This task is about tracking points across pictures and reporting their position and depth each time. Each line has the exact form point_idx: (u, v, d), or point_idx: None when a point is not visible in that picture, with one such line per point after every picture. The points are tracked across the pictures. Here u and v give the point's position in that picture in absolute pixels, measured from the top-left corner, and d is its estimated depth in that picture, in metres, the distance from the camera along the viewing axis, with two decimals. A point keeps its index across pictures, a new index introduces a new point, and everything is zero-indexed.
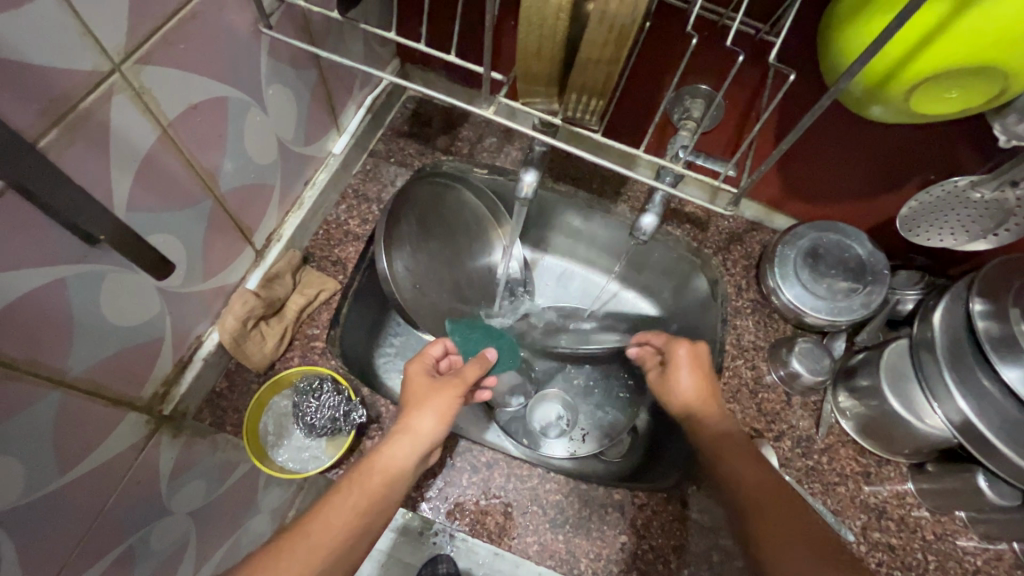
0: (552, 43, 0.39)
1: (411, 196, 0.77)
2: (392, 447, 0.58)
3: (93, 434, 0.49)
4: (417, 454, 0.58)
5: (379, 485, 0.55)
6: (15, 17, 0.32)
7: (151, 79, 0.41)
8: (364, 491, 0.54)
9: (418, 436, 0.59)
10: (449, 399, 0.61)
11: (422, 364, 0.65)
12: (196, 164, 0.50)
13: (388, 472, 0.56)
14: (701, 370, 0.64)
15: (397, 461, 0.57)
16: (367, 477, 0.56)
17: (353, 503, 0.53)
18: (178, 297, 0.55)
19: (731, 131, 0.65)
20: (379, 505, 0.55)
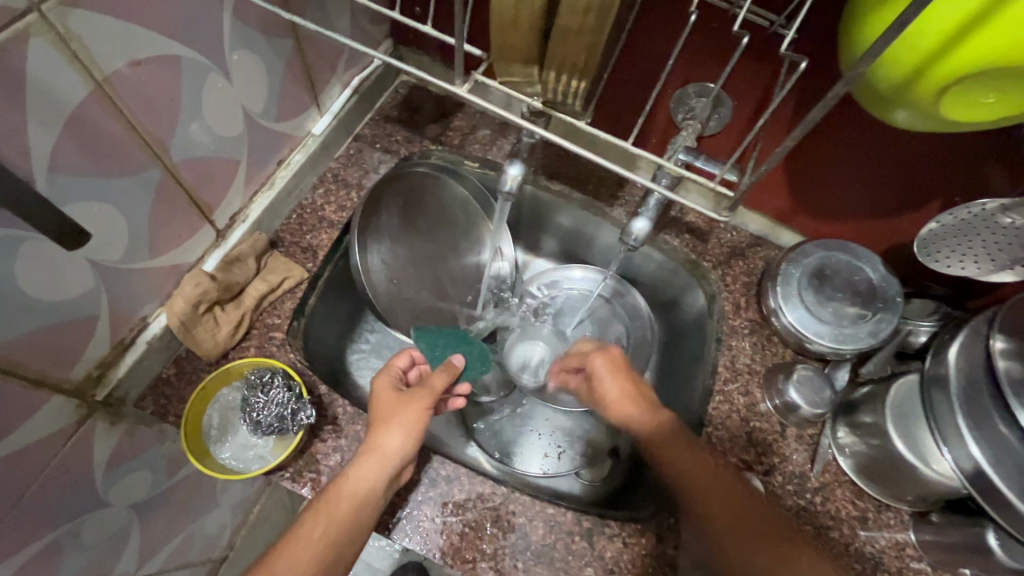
0: (531, 8, 0.34)
1: (395, 184, 0.73)
2: (357, 469, 0.52)
3: (6, 418, 0.44)
4: (388, 473, 0.53)
5: (347, 513, 0.51)
6: None
7: (81, 25, 0.37)
8: (331, 521, 0.50)
9: (386, 456, 0.53)
10: (419, 412, 0.56)
11: (387, 378, 0.60)
12: (140, 128, 0.45)
13: (356, 498, 0.51)
14: (623, 371, 0.64)
15: (364, 485, 0.51)
16: (334, 504, 0.51)
17: (320, 534, 0.50)
18: (119, 273, 0.50)
19: (738, 135, 0.59)
20: (348, 535, 0.51)
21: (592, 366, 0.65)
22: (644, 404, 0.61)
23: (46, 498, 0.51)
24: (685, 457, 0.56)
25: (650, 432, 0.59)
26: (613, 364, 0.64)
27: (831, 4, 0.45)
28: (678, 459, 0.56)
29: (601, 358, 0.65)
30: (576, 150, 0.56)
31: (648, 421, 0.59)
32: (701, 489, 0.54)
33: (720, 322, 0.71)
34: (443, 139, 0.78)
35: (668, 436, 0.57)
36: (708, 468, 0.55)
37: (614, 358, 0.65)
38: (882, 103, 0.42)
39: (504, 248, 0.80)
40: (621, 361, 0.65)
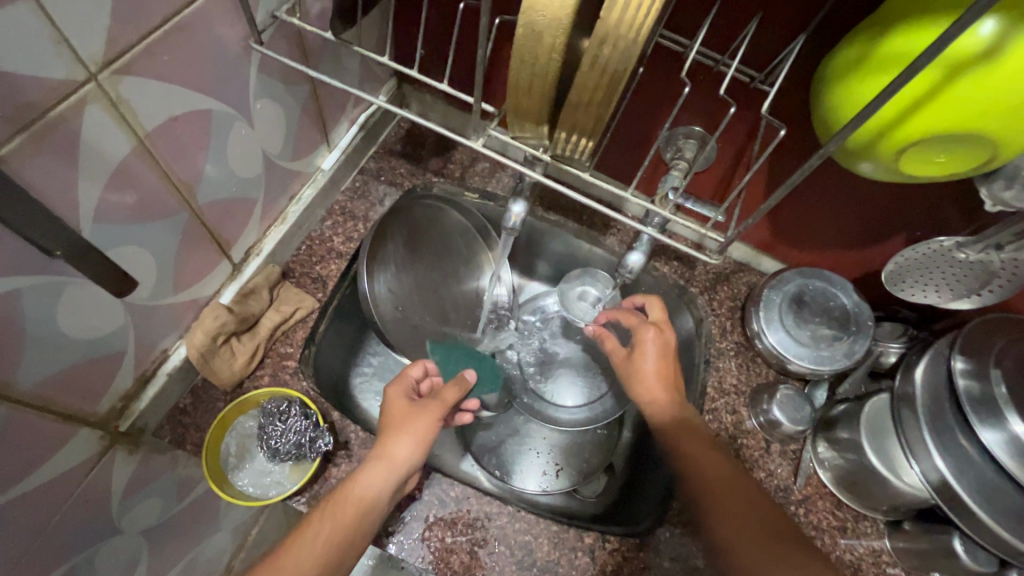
0: (545, 80, 0.39)
1: (402, 216, 0.76)
2: (366, 475, 0.54)
3: (38, 453, 0.46)
4: (397, 478, 0.56)
5: (353, 517, 0.52)
6: None
7: (129, 90, 0.40)
8: (337, 525, 0.50)
9: (396, 462, 0.56)
10: (430, 423, 0.58)
11: (403, 385, 0.62)
12: (172, 176, 0.48)
13: (362, 504, 0.53)
14: (668, 356, 0.67)
15: (372, 491, 0.54)
16: (341, 508, 0.52)
17: (325, 537, 0.49)
18: (145, 310, 0.52)
19: (721, 178, 0.65)
20: (352, 542, 0.51)
21: (644, 339, 0.67)
22: (675, 389, 0.65)
23: None
24: (703, 445, 0.59)
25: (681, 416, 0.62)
26: (664, 343, 0.67)
27: (803, 69, 0.51)
28: (698, 443, 0.59)
29: (659, 334, 0.68)
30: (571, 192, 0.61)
31: (677, 401, 0.64)
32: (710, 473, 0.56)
33: (708, 344, 0.76)
34: (445, 171, 0.84)
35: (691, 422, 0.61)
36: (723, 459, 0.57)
37: (665, 342, 0.67)
38: (850, 158, 0.47)
39: (502, 274, 0.85)
40: (670, 348, 0.67)
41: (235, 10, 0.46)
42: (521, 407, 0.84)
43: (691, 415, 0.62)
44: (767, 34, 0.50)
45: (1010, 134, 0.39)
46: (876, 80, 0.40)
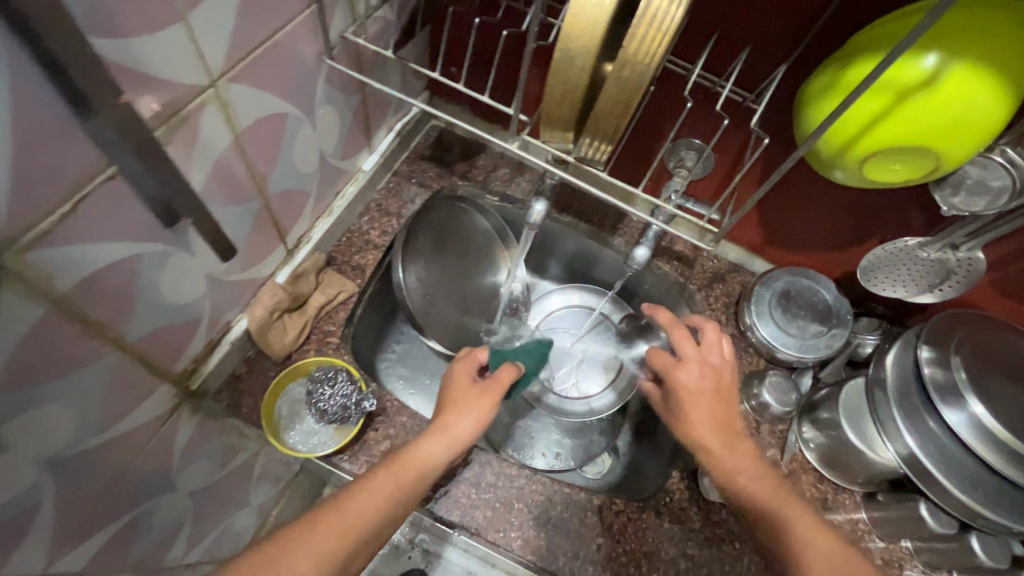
0: (574, 94, 0.48)
1: (432, 214, 0.85)
2: (429, 444, 0.61)
3: (130, 400, 0.54)
4: (452, 448, 0.62)
5: (411, 479, 0.58)
6: (157, 38, 0.39)
7: (235, 94, 0.49)
8: (398, 483, 0.57)
9: (454, 435, 0.63)
10: (488, 403, 0.66)
11: (467, 369, 0.70)
12: (253, 168, 0.57)
13: (420, 468, 0.59)
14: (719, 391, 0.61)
15: (431, 459, 0.60)
16: (401, 468, 0.58)
17: (385, 491, 0.56)
18: (220, 282, 0.61)
19: (718, 184, 0.74)
20: (407, 498, 0.57)
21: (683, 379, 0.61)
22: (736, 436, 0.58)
23: (142, 474, 0.60)
24: (785, 504, 0.53)
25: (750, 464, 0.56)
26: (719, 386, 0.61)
27: (786, 93, 0.60)
28: (776, 502, 0.53)
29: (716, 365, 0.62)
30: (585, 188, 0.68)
31: (741, 453, 0.57)
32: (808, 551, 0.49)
33: None
34: (468, 176, 0.93)
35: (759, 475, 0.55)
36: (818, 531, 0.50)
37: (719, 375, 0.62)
38: (825, 167, 0.56)
39: (517, 271, 0.95)
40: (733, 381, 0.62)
41: (314, 31, 0.55)
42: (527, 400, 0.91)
43: (777, 488, 0.54)
44: (757, 61, 0.59)
45: (949, 146, 0.48)
46: (836, 101, 0.49)
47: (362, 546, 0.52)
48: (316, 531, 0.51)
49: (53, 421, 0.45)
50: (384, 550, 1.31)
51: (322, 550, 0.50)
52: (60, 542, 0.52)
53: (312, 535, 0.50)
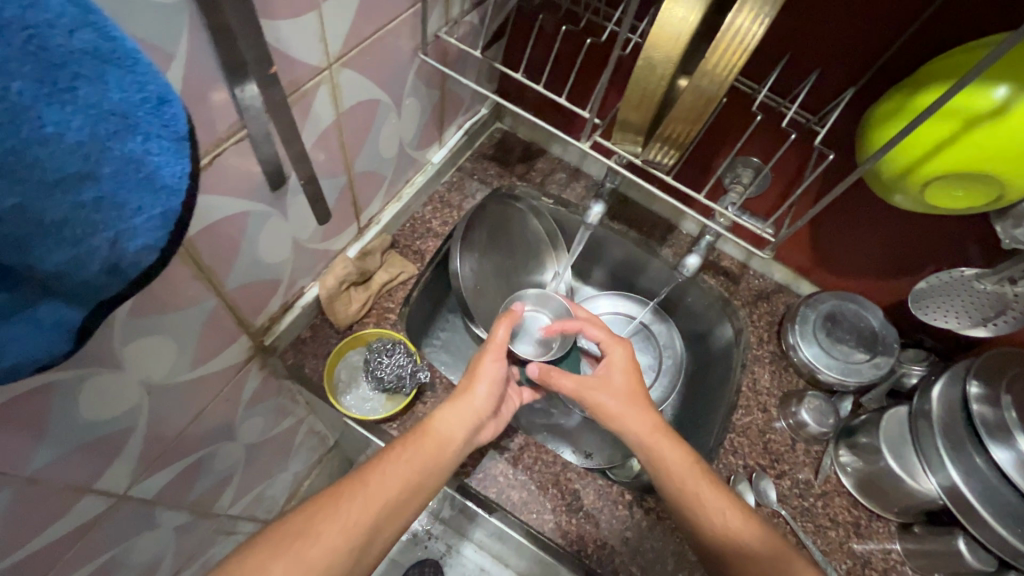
0: (651, 100, 0.52)
1: (489, 210, 0.90)
2: (445, 414, 0.63)
3: (216, 344, 0.59)
4: (471, 419, 0.64)
5: (432, 449, 0.60)
6: (298, 22, 0.45)
7: (343, 78, 0.54)
8: (417, 454, 0.60)
9: (472, 407, 0.65)
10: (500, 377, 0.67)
11: (497, 351, 0.68)
12: (346, 147, 0.62)
13: (439, 439, 0.61)
14: (636, 380, 0.68)
15: (447, 429, 0.62)
16: (420, 439, 0.61)
17: (407, 460, 0.59)
18: (303, 249, 0.66)
19: (774, 200, 0.76)
20: (429, 470, 0.60)
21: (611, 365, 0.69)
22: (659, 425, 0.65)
23: (212, 416, 0.66)
24: (704, 486, 0.60)
25: (673, 452, 0.62)
26: (631, 376, 0.68)
27: (851, 116, 0.63)
28: (690, 483, 0.60)
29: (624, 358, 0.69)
30: (643, 185, 0.70)
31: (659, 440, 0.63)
32: (729, 534, 0.58)
33: (745, 351, 0.87)
34: (527, 177, 0.97)
35: (687, 462, 0.62)
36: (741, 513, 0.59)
37: (635, 366, 0.69)
38: (885, 190, 0.58)
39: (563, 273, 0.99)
40: (631, 360, 0.69)
41: (413, 29, 0.61)
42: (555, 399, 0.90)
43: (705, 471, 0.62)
44: (826, 84, 0.62)
45: (1014, 176, 0.50)
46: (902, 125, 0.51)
47: (389, 514, 0.56)
48: (343, 502, 0.55)
49: (159, 351, 0.51)
50: (404, 538, 1.33)
51: (348, 520, 0.54)
52: (142, 466, 0.58)
53: (339, 507, 0.54)
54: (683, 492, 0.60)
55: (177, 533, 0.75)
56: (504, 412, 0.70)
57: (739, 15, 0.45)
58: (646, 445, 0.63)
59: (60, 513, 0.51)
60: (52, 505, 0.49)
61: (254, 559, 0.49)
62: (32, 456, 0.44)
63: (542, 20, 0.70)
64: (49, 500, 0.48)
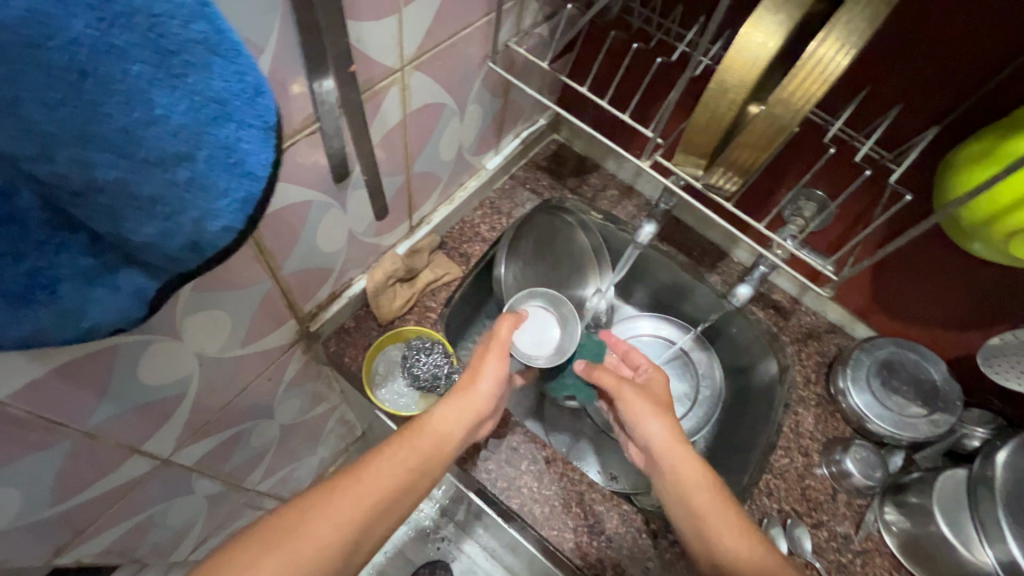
0: (720, 123, 0.51)
1: (538, 220, 0.91)
2: (442, 410, 0.61)
3: (266, 324, 0.62)
4: (469, 416, 0.62)
5: (429, 446, 0.59)
6: (380, 25, 0.46)
7: (415, 80, 0.56)
8: (413, 449, 0.58)
9: (473, 404, 0.63)
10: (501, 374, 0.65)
11: (499, 348, 0.65)
12: (409, 147, 0.64)
13: (436, 436, 0.60)
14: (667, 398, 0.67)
15: (444, 426, 0.61)
16: (418, 435, 0.59)
17: (402, 459, 0.57)
18: (357, 242, 0.68)
19: (836, 236, 0.73)
20: (423, 469, 0.58)
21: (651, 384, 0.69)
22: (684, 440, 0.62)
23: (253, 392, 0.68)
24: (722, 507, 0.57)
25: (694, 463, 0.60)
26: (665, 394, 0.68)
27: (932, 157, 0.59)
28: (707, 504, 0.57)
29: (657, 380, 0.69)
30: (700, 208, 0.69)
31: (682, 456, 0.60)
32: (747, 563, 0.53)
33: (790, 391, 0.83)
34: (579, 190, 0.97)
35: (705, 481, 0.59)
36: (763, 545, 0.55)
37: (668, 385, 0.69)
38: (963, 236, 0.55)
39: (605, 289, 0.97)
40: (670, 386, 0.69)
41: (485, 37, 0.62)
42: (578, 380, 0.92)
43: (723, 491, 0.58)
44: (906, 121, 0.59)
45: None
46: (995, 170, 0.48)
47: (383, 512, 0.54)
48: (336, 494, 0.53)
49: (216, 325, 0.53)
50: (413, 533, 1.34)
51: (338, 515, 0.52)
52: (187, 433, 0.61)
53: (331, 499, 0.53)
54: (699, 510, 0.57)
55: (208, 502, 0.78)
56: (501, 409, 0.69)
57: (822, 44, 0.43)
58: (669, 457, 0.61)
59: (110, 468, 0.54)
60: (104, 460, 0.52)
61: (238, 557, 0.48)
62: (94, 411, 0.46)
63: (613, 36, 0.70)
64: (104, 455, 0.51)
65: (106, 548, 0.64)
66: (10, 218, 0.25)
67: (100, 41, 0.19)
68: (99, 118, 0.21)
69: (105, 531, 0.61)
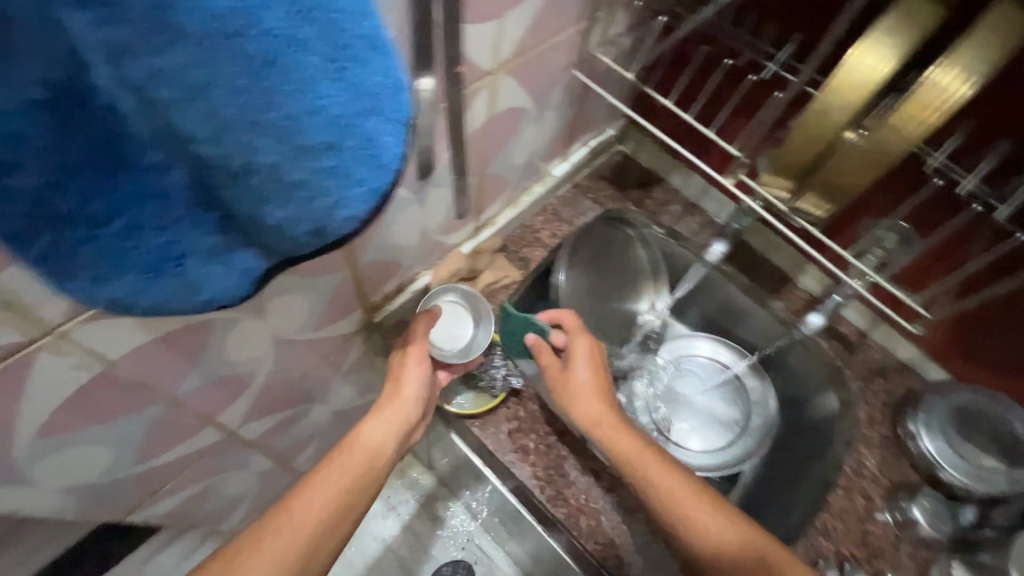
0: (818, 147, 0.49)
1: (597, 231, 0.88)
2: (370, 423, 0.61)
3: (337, 311, 0.64)
4: (398, 423, 0.62)
5: (360, 463, 0.58)
6: (484, 28, 0.47)
7: (504, 84, 0.57)
8: (343, 468, 0.57)
9: (401, 411, 0.63)
10: (419, 374, 0.64)
11: (419, 351, 0.64)
12: (488, 150, 0.65)
13: (367, 451, 0.59)
14: (597, 364, 0.65)
15: (374, 438, 0.60)
16: (348, 454, 0.58)
17: (334, 480, 0.56)
18: (427, 238, 0.69)
19: (919, 269, 0.70)
20: (359, 484, 0.57)
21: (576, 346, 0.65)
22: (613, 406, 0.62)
23: (316, 375, 0.70)
24: (658, 466, 0.57)
25: (624, 433, 0.59)
26: (592, 357, 0.64)
27: None
28: (644, 467, 0.57)
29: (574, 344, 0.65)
30: (783, 228, 0.64)
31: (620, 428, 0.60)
32: (714, 541, 0.53)
33: (853, 429, 0.79)
34: (640, 204, 0.97)
35: (633, 440, 0.59)
36: (726, 516, 0.54)
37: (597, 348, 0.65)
38: None
39: (659, 305, 0.95)
40: (594, 347, 0.65)
41: (572, 45, 0.62)
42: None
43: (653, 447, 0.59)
44: (1022, 157, 0.55)
45: None
46: None
47: (324, 537, 0.53)
48: (268, 534, 0.51)
49: (296, 309, 0.55)
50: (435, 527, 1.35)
51: (275, 553, 0.50)
52: (255, 410, 0.64)
53: (265, 538, 0.51)
54: (640, 475, 0.57)
55: (261, 477, 0.81)
56: (430, 410, 0.69)
57: (942, 72, 0.42)
58: (599, 430, 0.60)
59: (187, 437, 0.56)
60: (185, 428, 0.54)
61: None
62: (184, 380, 0.49)
63: (706, 53, 0.68)
64: (185, 424, 0.54)
65: (168, 511, 0.67)
66: (162, 191, 0.28)
67: (285, 33, 0.20)
68: (270, 105, 0.22)
69: (173, 494, 0.64)
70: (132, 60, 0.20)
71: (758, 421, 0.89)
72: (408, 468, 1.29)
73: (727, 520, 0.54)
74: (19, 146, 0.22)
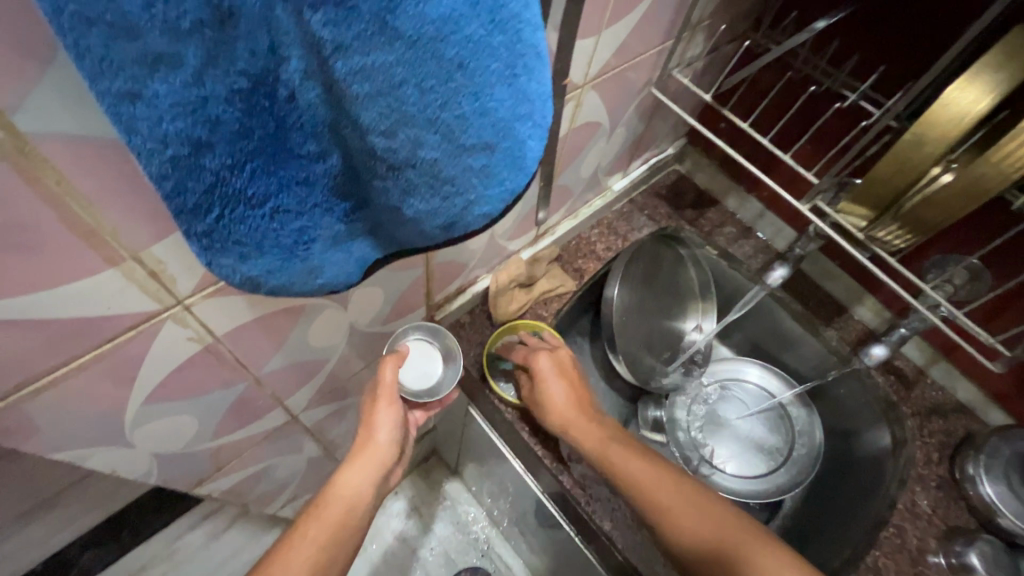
0: (906, 177, 0.50)
1: (652, 247, 0.87)
2: (348, 471, 0.58)
3: (404, 307, 0.65)
4: (375, 470, 0.58)
5: (339, 513, 0.55)
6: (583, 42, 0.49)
7: (588, 97, 0.58)
8: (323, 518, 0.54)
9: (377, 457, 0.59)
10: (393, 417, 0.59)
11: (387, 394, 0.59)
12: (561, 161, 0.67)
13: (345, 500, 0.56)
14: (568, 372, 0.69)
15: (351, 486, 0.57)
16: (325, 506, 0.56)
17: (313, 537, 0.53)
18: (492, 242, 0.71)
19: (991, 307, 0.69)
20: (340, 536, 0.54)
21: (541, 365, 0.69)
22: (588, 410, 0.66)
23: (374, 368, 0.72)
24: (635, 463, 0.59)
25: (596, 433, 0.63)
26: (557, 362, 0.69)
27: None
28: (624, 467, 0.59)
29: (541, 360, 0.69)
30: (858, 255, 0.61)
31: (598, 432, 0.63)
32: (702, 541, 0.52)
33: (907, 468, 0.77)
34: (695, 224, 0.96)
35: (606, 438, 0.62)
36: (706, 512, 0.54)
37: (566, 360, 0.70)
38: None
39: (705, 326, 0.95)
40: (568, 359, 0.70)
41: (653, 63, 0.64)
42: (649, 398, 0.90)
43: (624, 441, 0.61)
44: None
45: None
46: None
47: None
48: None
49: (371, 301, 0.57)
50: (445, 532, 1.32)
51: None
52: (316, 396, 0.66)
53: None
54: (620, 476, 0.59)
55: (307, 464, 0.83)
56: (409, 448, 0.65)
57: None
58: (577, 436, 0.64)
59: (257, 417, 0.58)
60: (257, 407, 0.56)
61: None
62: (267, 360, 0.50)
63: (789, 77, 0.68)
64: (258, 404, 0.56)
65: (225, 490, 0.69)
66: (309, 178, 0.29)
67: (477, 40, 0.22)
68: (447, 105, 0.24)
69: (233, 471, 0.66)
70: (339, 56, 0.21)
71: (802, 450, 0.88)
72: (435, 471, 1.29)
73: (714, 515, 0.53)
74: (214, 129, 0.23)
